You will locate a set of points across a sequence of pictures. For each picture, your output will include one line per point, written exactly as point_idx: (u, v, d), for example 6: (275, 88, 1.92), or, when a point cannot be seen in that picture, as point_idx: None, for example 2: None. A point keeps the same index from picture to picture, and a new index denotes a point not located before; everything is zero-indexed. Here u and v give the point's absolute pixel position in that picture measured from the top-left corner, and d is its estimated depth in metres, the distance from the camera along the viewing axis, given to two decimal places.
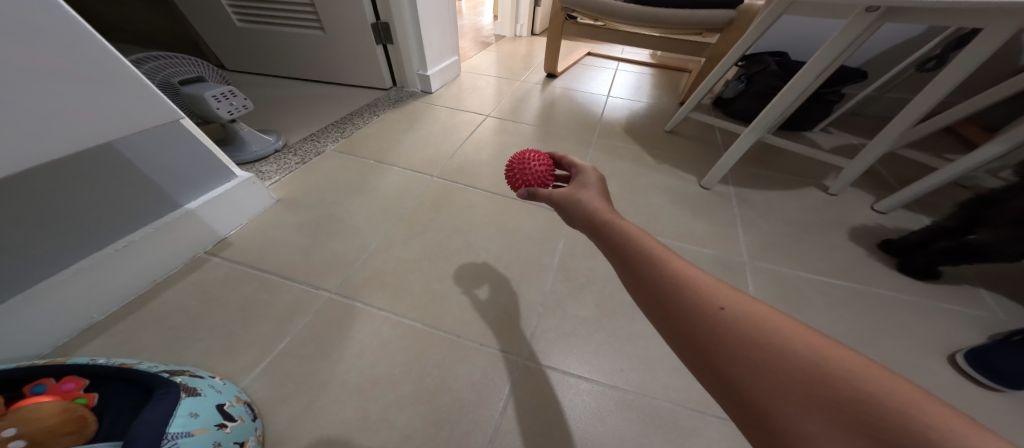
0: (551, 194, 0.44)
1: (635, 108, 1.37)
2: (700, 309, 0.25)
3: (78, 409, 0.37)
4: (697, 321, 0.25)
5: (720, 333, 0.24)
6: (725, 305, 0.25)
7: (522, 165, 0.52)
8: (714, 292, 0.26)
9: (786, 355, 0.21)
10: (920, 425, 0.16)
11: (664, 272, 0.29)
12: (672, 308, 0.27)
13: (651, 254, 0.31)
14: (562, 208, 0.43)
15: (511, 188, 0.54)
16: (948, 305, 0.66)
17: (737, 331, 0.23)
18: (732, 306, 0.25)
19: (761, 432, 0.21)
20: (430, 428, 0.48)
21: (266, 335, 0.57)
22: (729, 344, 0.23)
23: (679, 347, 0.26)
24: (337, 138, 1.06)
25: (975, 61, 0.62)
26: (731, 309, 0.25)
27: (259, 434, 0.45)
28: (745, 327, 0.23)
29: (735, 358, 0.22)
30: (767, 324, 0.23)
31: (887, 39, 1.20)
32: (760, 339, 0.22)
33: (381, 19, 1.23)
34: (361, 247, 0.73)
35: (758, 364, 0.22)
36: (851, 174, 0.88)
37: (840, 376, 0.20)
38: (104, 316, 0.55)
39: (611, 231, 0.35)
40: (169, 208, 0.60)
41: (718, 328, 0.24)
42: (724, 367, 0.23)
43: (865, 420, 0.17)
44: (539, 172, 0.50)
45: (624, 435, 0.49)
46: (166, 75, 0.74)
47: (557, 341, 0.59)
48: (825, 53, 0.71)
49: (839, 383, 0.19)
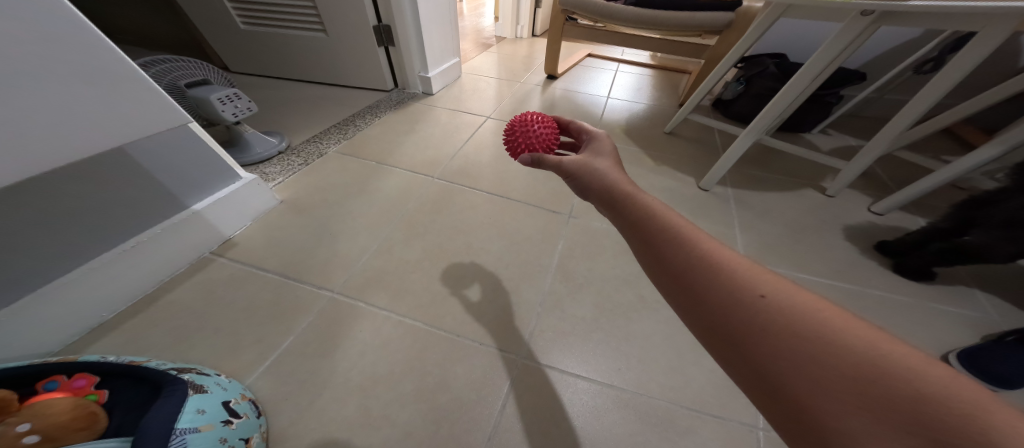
0: (562, 162, 0.44)
1: (635, 109, 1.38)
2: (739, 295, 0.25)
3: (89, 405, 0.38)
4: (735, 308, 0.25)
5: (758, 322, 0.23)
6: (765, 291, 0.25)
7: (524, 128, 0.52)
8: (753, 277, 0.26)
9: (828, 347, 0.21)
10: (981, 425, 0.16)
11: (694, 255, 0.29)
12: (701, 293, 0.27)
13: (684, 237, 0.30)
14: (578, 179, 0.43)
15: (510, 152, 0.55)
16: (943, 306, 0.66)
17: (778, 319, 0.23)
18: (773, 293, 0.24)
19: (798, 423, 0.21)
20: (430, 426, 0.49)
21: (270, 333, 0.58)
22: (769, 333, 0.23)
23: (712, 334, 0.26)
24: (339, 139, 1.07)
25: (970, 64, 0.62)
26: (772, 296, 0.24)
27: (264, 431, 0.46)
28: (788, 316, 0.23)
29: (772, 346, 0.22)
30: (811, 313, 0.23)
31: (886, 40, 1.20)
32: (803, 329, 0.22)
33: (383, 22, 1.24)
34: (363, 247, 0.74)
35: (801, 356, 0.21)
36: (849, 175, 0.89)
37: (889, 370, 0.19)
38: (113, 315, 0.57)
39: (638, 212, 0.34)
40: (176, 208, 0.62)
41: (756, 315, 0.24)
42: (763, 357, 0.23)
43: (915, 418, 0.17)
44: (542, 134, 0.51)
45: (621, 433, 0.50)
46: (173, 78, 0.76)
47: (555, 341, 0.60)
48: (821, 56, 0.72)
49: (886, 378, 0.19)
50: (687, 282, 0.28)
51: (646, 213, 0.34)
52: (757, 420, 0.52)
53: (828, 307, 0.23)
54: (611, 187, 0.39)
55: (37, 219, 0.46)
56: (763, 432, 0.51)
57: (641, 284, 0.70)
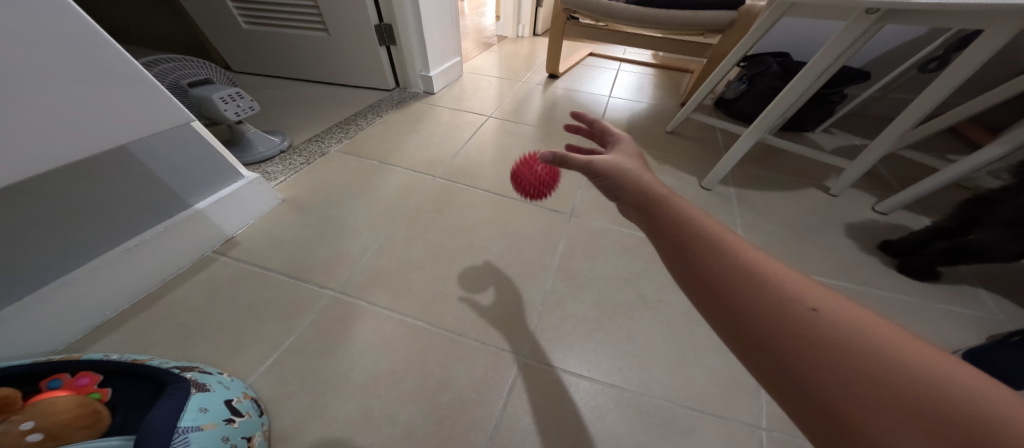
0: (589, 161, 0.39)
1: (637, 109, 1.37)
2: (785, 306, 0.22)
3: (93, 403, 0.39)
4: (780, 319, 0.22)
5: (808, 335, 0.21)
6: (816, 305, 0.22)
7: (528, 169, 0.62)
8: (802, 289, 0.23)
9: (892, 369, 0.18)
10: None
11: (725, 257, 0.27)
12: (730, 294, 0.25)
13: (721, 242, 0.28)
14: (602, 178, 0.39)
15: (515, 188, 0.65)
16: (948, 306, 0.66)
17: (832, 335, 0.20)
18: (825, 308, 0.22)
19: None
20: (432, 425, 0.49)
21: (272, 332, 0.58)
22: (820, 348, 0.20)
23: (751, 348, 0.23)
24: (341, 139, 1.07)
25: (977, 63, 0.62)
26: (825, 311, 0.22)
27: (265, 429, 0.46)
28: (843, 333, 0.20)
29: (810, 355, 0.20)
30: (872, 332, 0.20)
31: (891, 38, 1.19)
32: (850, 343, 0.20)
33: (384, 21, 1.24)
34: (365, 247, 0.74)
35: (860, 378, 0.19)
36: (852, 175, 0.88)
37: (971, 401, 0.16)
38: (116, 313, 0.57)
39: (669, 213, 0.32)
40: (179, 207, 0.62)
41: (794, 323, 0.22)
42: (813, 377, 0.20)
43: None
44: (544, 174, 0.61)
45: (622, 433, 0.50)
46: (176, 77, 0.76)
47: (556, 340, 0.60)
48: (825, 54, 0.71)
49: (969, 409, 0.16)
50: (713, 284, 0.26)
51: (677, 215, 0.31)
52: (759, 420, 0.52)
53: (891, 328, 0.21)
54: (638, 187, 0.36)
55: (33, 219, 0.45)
56: (766, 432, 0.50)
57: (642, 284, 0.70)
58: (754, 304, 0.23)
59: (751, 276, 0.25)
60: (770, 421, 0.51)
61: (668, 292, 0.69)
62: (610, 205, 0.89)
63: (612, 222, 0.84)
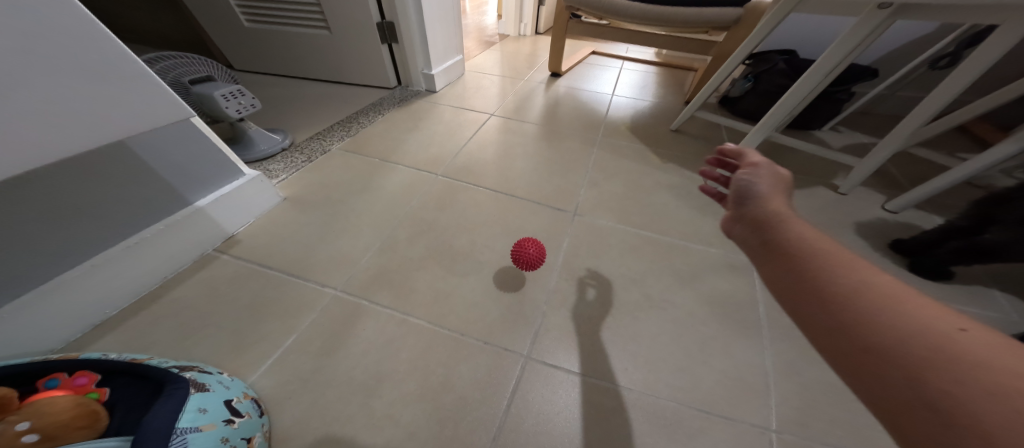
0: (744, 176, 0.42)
1: (641, 107, 1.36)
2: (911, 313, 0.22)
3: (91, 403, 0.38)
4: (898, 321, 0.22)
5: (934, 341, 0.20)
6: (963, 326, 0.20)
7: (519, 249, 0.64)
8: (942, 310, 0.22)
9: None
10: None
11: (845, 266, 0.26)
12: (824, 305, 0.25)
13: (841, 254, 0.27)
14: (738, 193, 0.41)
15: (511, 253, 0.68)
16: (960, 306, 0.65)
17: (971, 348, 0.19)
18: (975, 331, 0.20)
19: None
20: (435, 426, 0.49)
21: (273, 331, 0.57)
22: (949, 355, 0.19)
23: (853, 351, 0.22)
24: (343, 136, 1.07)
25: (991, 59, 0.60)
26: (974, 332, 0.20)
27: (266, 430, 0.45)
28: (995, 351, 0.18)
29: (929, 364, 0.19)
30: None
31: (900, 36, 1.18)
32: (964, 363, 0.19)
33: (386, 19, 1.23)
34: (367, 245, 0.73)
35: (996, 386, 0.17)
36: (861, 173, 0.87)
37: None
38: (116, 312, 0.56)
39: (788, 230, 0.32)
40: (180, 205, 0.61)
41: (913, 333, 0.21)
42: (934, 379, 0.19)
43: None
44: (531, 254, 0.63)
45: (628, 435, 0.49)
46: (177, 74, 0.75)
47: (561, 340, 0.59)
48: (835, 51, 0.70)
49: None
50: (818, 289, 0.26)
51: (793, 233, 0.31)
52: (769, 422, 0.50)
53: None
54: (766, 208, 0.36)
55: (33, 212, 0.45)
56: (776, 434, 0.49)
57: (648, 283, 0.69)
58: (850, 316, 0.23)
59: (853, 291, 0.24)
60: (780, 423, 0.50)
61: (674, 291, 0.68)
62: (614, 204, 0.88)
63: (616, 220, 0.83)
